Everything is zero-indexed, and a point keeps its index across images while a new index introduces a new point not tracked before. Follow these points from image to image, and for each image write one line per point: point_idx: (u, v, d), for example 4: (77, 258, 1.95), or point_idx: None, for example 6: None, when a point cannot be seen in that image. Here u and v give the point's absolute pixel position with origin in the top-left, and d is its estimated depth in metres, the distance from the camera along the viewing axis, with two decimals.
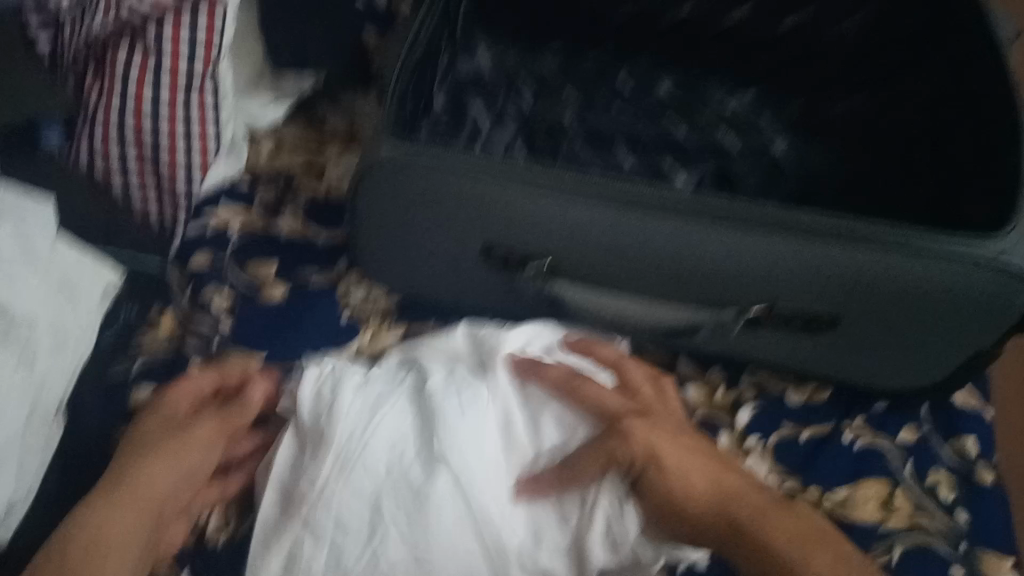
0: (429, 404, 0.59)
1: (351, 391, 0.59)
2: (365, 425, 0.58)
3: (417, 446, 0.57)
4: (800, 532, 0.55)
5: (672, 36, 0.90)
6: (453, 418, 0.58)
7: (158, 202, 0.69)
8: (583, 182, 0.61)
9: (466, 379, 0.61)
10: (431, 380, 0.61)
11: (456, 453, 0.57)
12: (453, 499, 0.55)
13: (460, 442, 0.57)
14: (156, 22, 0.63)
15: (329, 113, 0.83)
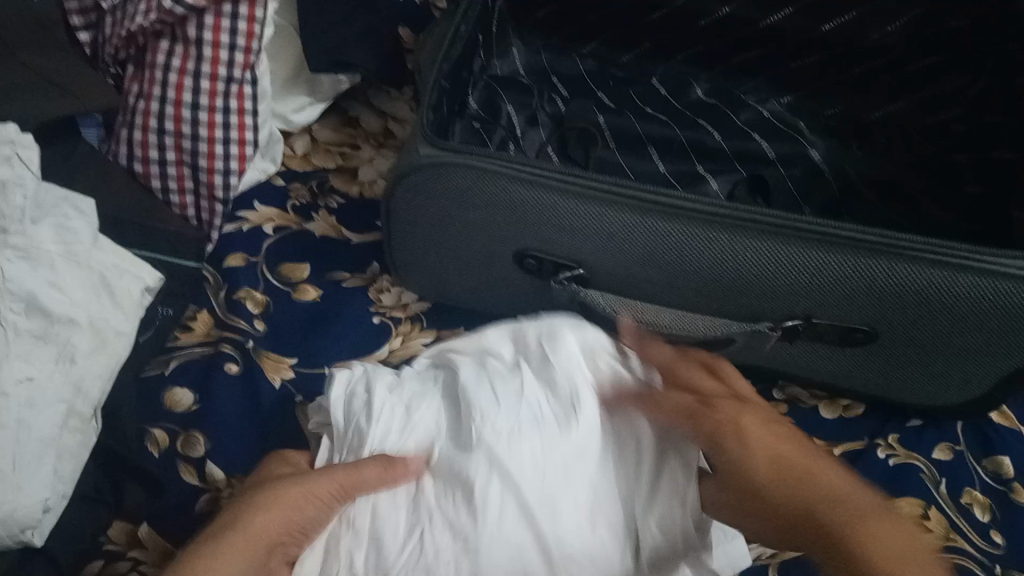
0: (476, 390, 0.57)
1: (385, 388, 0.58)
2: (402, 425, 0.57)
3: (451, 433, 0.56)
4: (888, 533, 0.41)
5: (710, 38, 0.89)
6: (488, 407, 0.56)
7: (195, 206, 0.71)
8: (616, 189, 0.60)
9: (504, 373, 0.59)
10: (482, 368, 0.60)
11: (511, 430, 0.54)
12: (496, 485, 0.51)
13: (517, 421, 0.55)
14: (196, 27, 0.67)
15: (366, 113, 0.85)
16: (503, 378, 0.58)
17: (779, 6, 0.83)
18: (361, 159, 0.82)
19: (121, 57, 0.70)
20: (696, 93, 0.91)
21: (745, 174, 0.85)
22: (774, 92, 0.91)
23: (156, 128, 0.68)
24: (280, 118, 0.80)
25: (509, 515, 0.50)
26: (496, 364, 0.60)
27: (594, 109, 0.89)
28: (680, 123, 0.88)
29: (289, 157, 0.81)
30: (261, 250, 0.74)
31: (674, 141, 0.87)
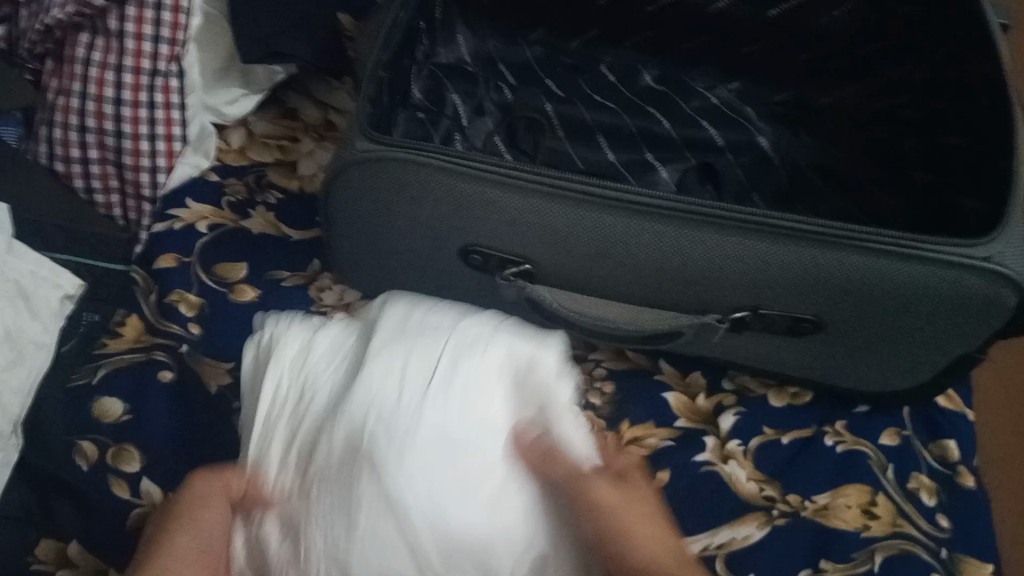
0: (375, 386, 0.52)
1: (291, 353, 0.58)
2: (298, 395, 0.55)
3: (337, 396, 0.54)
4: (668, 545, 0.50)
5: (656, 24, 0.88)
6: (373, 381, 0.53)
7: (122, 204, 0.67)
8: (561, 181, 0.58)
9: (422, 333, 0.56)
10: (389, 359, 0.54)
11: (408, 420, 0.51)
12: (380, 490, 0.49)
13: (418, 411, 0.51)
14: (116, 15, 0.63)
15: (306, 104, 0.82)
16: (423, 352, 0.54)
17: None
18: (302, 152, 0.79)
19: (39, 52, 0.65)
20: (645, 80, 0.90)
21: (693, 161, 0.84)
22: (724, 78, 0.90)
23: (77, 125, 0.65)
24: (211, 110, 0.76)
25: (376, 522, 0.48)
26: (419, 336, 0.56)
27: (542, 97, 0.88)
28: (629, 111, 0.87)
29: (223, 150, 0.77)
30: (195, 249, 0.71)
31: (622, 129, 0.86)
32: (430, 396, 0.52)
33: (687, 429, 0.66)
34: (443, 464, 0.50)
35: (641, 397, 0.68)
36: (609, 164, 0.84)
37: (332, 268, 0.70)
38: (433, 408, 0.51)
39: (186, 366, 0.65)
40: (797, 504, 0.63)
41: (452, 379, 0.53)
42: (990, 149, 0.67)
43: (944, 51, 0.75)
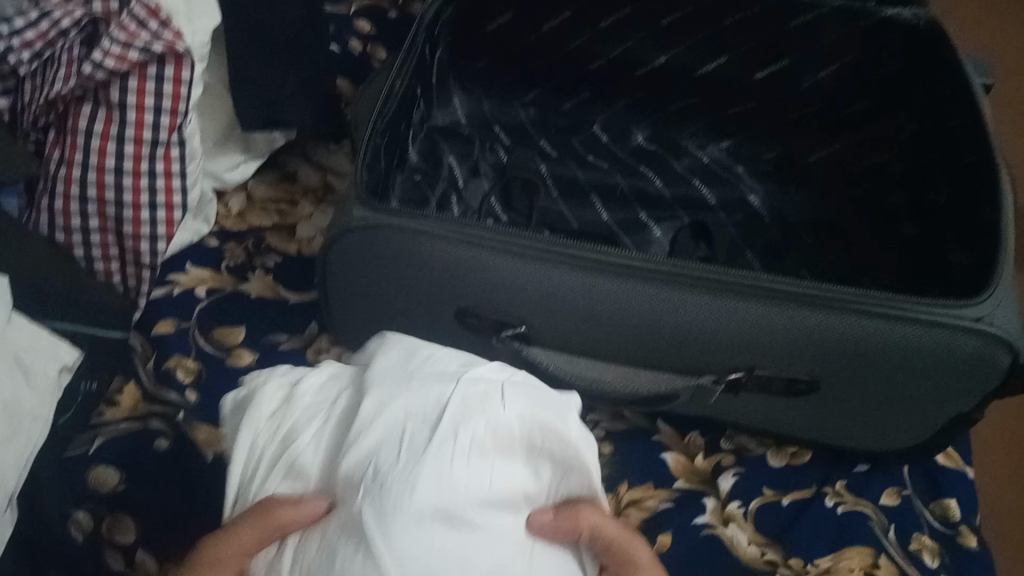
0: (372, 439, 0.49)
1: (277, 398, 0.54)
2: (281, 442, 0.52)
3: (332, 449, 0.51)
4: None
5: (647, 85, 0.90)
6: (367, 436, 0.50)
7: (121, 270, 0.69)
8: (555, 247, 0.59)
9: (427, 378, 0.53)
10: (392, 410, 0.51)
11: (403, 492, 0.47)
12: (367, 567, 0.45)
13: (418, 481, 0.47)
14: (119, 86, 0.64)
15: (304, 167, 0.84)
16: (409, 405, 0.51)
17: (714, 56, 0.85)
18: (300, 216, 0.80)
19: (42, 123, 0.66)
20: (636, 139, 0.91)
21: (687, 220, 0.85)
22: (714, 137, 0.91)
23: (78, 194, 0.65)
24: (213, 176, 0.78)
25: None
26: (419, 378, 0.53)
27: (536, 157, 0.89)
28: (622, 170, 0.88)
29: (223, 215, 0.79)
30: (193, 315, 0.71)
31: (616, 188, 0.87)
32: (433, 450, 0.49)
33: (686, 491, 0.66)
34: (439, 535, 0.46)
35: (639, 458, 0.68)
36: (604, 223, 0.85)
37: (329, 331, 0.70)
38: (442, 474, 0.48)
39: (183, 434, 0.65)
40: (798, 567, 0.62)
41: (460, 432, 0.50)
42: (977, 206, 0.68)
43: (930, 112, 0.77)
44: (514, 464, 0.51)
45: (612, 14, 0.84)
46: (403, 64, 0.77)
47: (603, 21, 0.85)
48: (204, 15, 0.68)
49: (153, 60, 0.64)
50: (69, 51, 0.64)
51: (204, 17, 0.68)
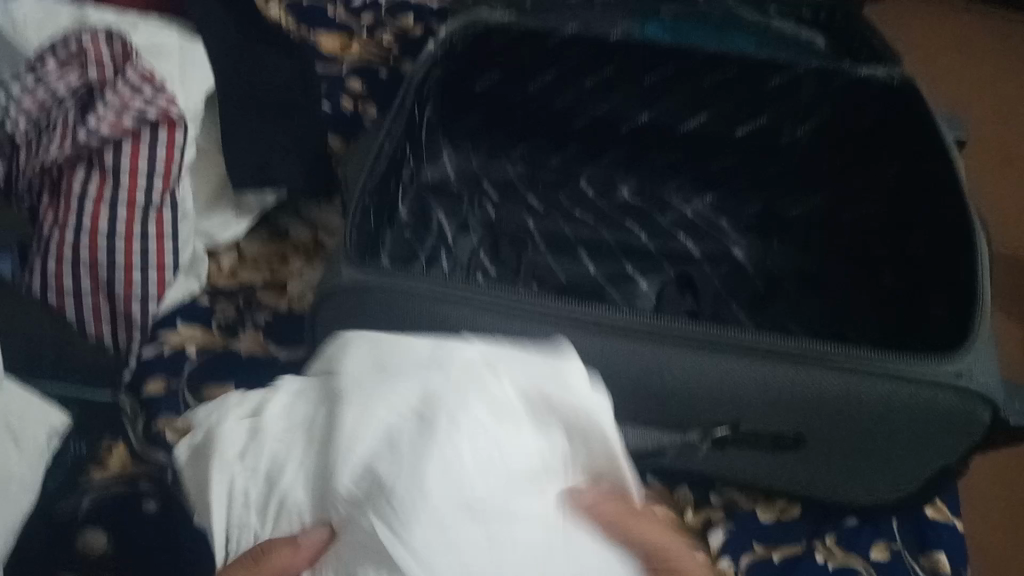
0: (365, 437, 0.42)
1: (238, 426, 0.45)
2: (254, 479, 0.44)
3: (318, 453, 0.43)
4: None
5: (631, 141, 0.92)
6: (362, 431, 0.43)
7: (112, 331, 0.67)
8: (542, 306, 0.60)
9: (404, 369, 0.45)
10: (373, 413, 0.43)
11: (426, 499, 0.40)
12: None
13: (433, 480, 0.40)
14: (114, 149, 0.66)
15: (296, 225, 0.84)
16: (405, 388, 0.44)
17: (695, 113, 0.87)
18: (291, 273, 0.80)
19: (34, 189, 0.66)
20: (622, 193, 0.93)
21: (674, 273, 0.86)
22: (698, 190, 0.92)
23: (69, 257, 0.65)
24: (205, 234, 0.78)
25: None
26: (396, 372, 0.45)
27: (524, 212, 0.91)
28: (608, 224, 0.90)
29: (215, 273, 0.79)
30: (183, 372, 0.72)
31: (603, 242, 0.88)
32: (434, 439, 0.41)
33: None
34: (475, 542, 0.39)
35: None
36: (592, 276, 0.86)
37: None
38: (459, 470, 0.41)
39: (171, 496, 0.64)
40: None
41: (459, 419, 0.42)
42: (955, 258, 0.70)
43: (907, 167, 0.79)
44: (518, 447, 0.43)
45: (596, 74, 0.87)
46: (393, 124, 0.79)
47: (588, 80, 0.87)
48: (198, 78, 0.73)
49: (147, 126, 0.66)
50: (64, 119, 0.66)
51: (197, 82, 0.73)
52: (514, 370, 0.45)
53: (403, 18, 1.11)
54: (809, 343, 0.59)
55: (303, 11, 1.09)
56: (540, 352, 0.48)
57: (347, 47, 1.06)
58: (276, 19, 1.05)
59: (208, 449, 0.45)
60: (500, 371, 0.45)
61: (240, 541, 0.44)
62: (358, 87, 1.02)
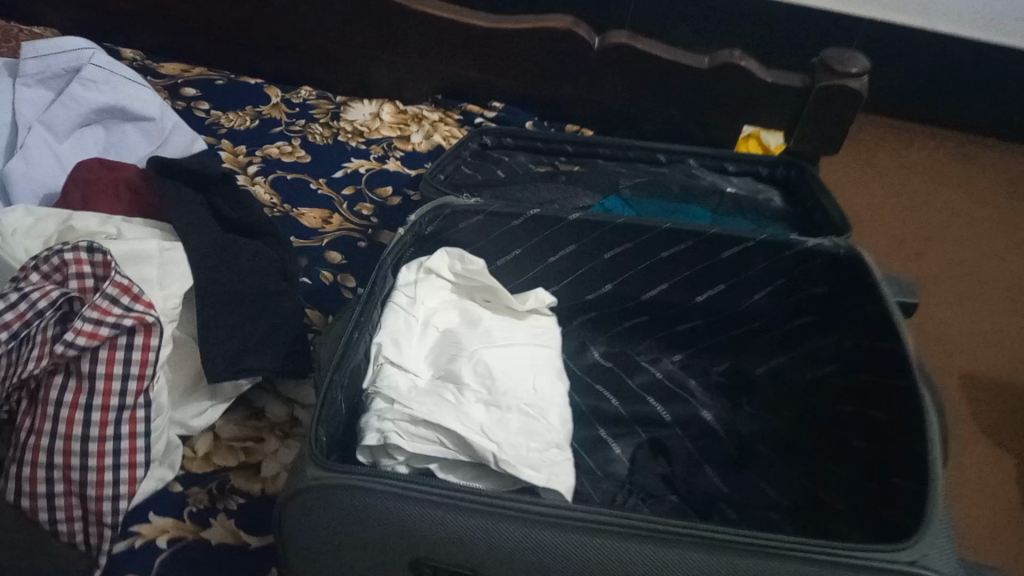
0: (442, 369, 0.83)
1: (387, 382, 0.79)
2: (403, 387, 0.79)
3: (401, 346, 0.82)
4: None
5: (601, 307, 0.96)
6: (408, 341, 0.83)
7: (84, 531, 0.69)
8: (547, 511, 0.62)
9: (408, 305, 0.86)
10: (411, 319, 0.85)
11: (465, 345, 0.85)
12: (480, 375, 0.82)
13: (434, 312, 0.88)
14: (89, 356, 0.69)
15: (272, 402, 0.87)
16: (416, 304, 0.87)
17: (655, 282, 0.93)
18: (266, 453, 0.82)
19: (14, 397, 0.70)
20: (594, 355, 0.96)
21: (645, 437, 0.87)
22: (666, 351, 0.97)
23: (44, 462, 0.68)
24: (179, 422, 0.79)
25: (501, 380, 0.82)
26: (404, 305, 0.86)
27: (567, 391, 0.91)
28: (578, 389, 0.92)
29: (189, 457, 0.81)
30: (151, 569, 0.71)
31: (576, 408, 0.90)
32: (422, 308, 0.87)
33: None
34: (475, 333, 0.87)
35: None
36: (576, 445, 0.86)
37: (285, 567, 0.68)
38: (452, 326, 0.88)
39: None
40: None
41: (433, 296, 0.90)
42: (897, 379, 0.76)
43: (831, 317, 0.88)
44: (456, 275, 0.92)
45: (559, 251, 0.92)
46: (373, 283, 0.85)
47: (552, 256, 0.93)
48: (178, 281, 0.78)
49: (124, 331, 0.70)
50: (42, 330, 0.69)
51: (176, 283, 0.78)
52: (441, 259, 0.92)
53: (381, 189, 1.18)
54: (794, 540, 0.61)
55: (285, 186, 1.15)
56: (439, 259, 0.92)
57: (329, 220, 1.11)
58: (261, 197, 1.12)
59: (372, 423, 0.75)
60: (439, 262, 0.91)
61: (422, 429, 0.74)
62: (337, 259, 1.05)
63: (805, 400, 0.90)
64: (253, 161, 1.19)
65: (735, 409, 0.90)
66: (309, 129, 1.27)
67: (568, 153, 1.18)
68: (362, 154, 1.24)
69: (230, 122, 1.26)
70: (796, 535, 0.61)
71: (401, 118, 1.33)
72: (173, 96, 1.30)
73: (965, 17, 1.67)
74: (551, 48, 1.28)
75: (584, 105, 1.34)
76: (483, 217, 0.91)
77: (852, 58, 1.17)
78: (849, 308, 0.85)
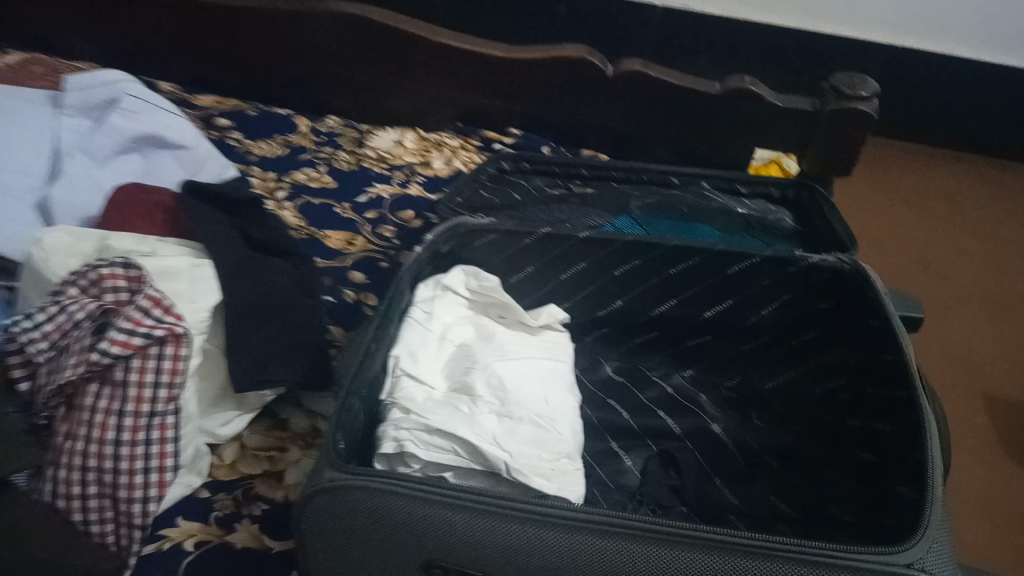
0: (456, 381, 0.86)
1: (403, 393, 0.82)
2: (419, 398, 0.81)
3: (417, 358, 0.86)
4: None
5: (612, 323, 0.99)
6: (424, 354, 0.87)
7: (115, 531, 0.73)
8: (548, 512, 0.65)
9: (424, 320, 0.90)
10: (427, 334, 0.89)
11: (478, 359, 0.88)
12: (493, 387, 0.85)
13: (450, 327, 0.92)
14: (123, 365, 0.74)
15: (295, 415, 0.91)
16: (432, 320, 0.91)
17: (663, 298, 0.95)
18: (289, 461, 0.86)
19: (53, 403, 0.75)
20: (606, 370, 0.98)
21: (654, 449, 0.89)
22: (677, 366, 0.99)
23: (80, 465, 0.72)
24: (206, 432, 0.83)
25: (514, 392, 0.85)
26: (421, 320, 0.90)
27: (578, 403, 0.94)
28: (590, 402, 0.94)
29: (217, 464, 0.84)
30: (179, 570, 0.74)
31: (588, 421, 0.92)
32: (439, 323, 0.91)
33: None
34: (489, 347, 0.90)
35: None
36: (587, 455, 0.88)
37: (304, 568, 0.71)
38: (467, 340, 0.91)
39: None
40: None
41: (450, 312, 0.93)
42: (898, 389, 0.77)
43: (837, 331, 0.90)
44: (472, 292, 0.96)
45: (570, 268, 0.96)
46: (390, 298, 0.89)
47: (564, 274, 0.96)
48: (205, 296, 0.83)
49: (156, 341, 0.74)
50: (79, 340, 0.74)
51: (203, 297, 0.83)
52: (457, 278, 0.96)
53: (403, 212, 1.22)
54: (792, 543, 0.62)
55: (312, 209, 1.21)
56: (454, 277, 0.96)
57: (352, 242, 1.15)
58: (288, 221, 1.17)
59: (389, 432, 0.78)
60: (455, 280, 0.95)
61: (436, 437, 0.77)
62: (360, 278, 1.09)
63: (814, 413, 0.91)
64: (281, 186, 1.25)
65: (745, 423, 0.92)
66: (335, 156, 1.33)
67: (584, 176, 1.21)
68: (385, 179, 1.29)
69: (260, 150, 1.32)
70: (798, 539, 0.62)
71: (423, 145, 1.38)
72: (207, 126, 1.37)
73: (980, 41, 1.69)
74: (567, 76, 1.32)
75: (599, 131, 1.38)
76: (497, 236, 0.95)
77: (861, 83, 1.20)
78: (853, 323, 0.87)
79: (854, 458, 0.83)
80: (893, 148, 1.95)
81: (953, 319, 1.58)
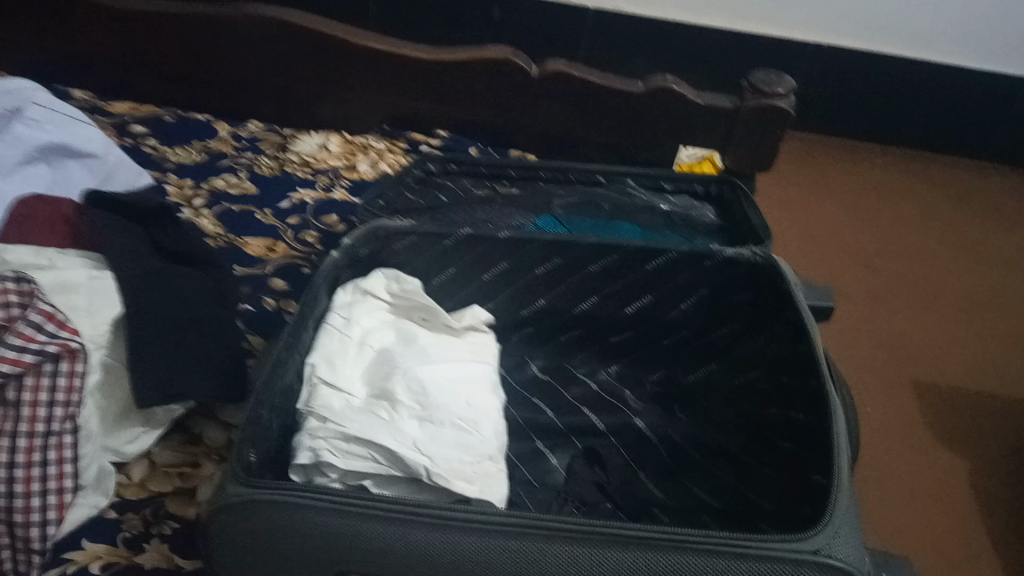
0: (376, 386, 0.83)
1: (319, 401, 0.79)
2: (335, 405, 0.79)
3: (334, 365, 0.83)
4: None
5: (537, 323, 0.99)
6: (342, 360, 0.84)
7: (11, 558, 0.69)
8: (461, 520, 0.64)
9: (343, 325, 0.88)
10: (346, 339, 0.87)
11: (400, 362, 0.86)
12: (414, 389, 0.83)
13: (370, 331, 0.89)
14: (15, 383, 0.71)
15: (209, 428, 0.88)
16: (351, 325, 0.88)
17: (586, 296, 0.96)
18: (202, 476, 0.82)
19: None
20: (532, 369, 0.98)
21: (580, 447, 0.89)
22: (603, 363, 0.99)
23: None
24: (111, 450, 0.79)
25: (435, 394, 0.83)
26: (339, 325, 0.88)
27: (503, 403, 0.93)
28: (516, 402, 0.93)
29: (124, 484, 0.81)
30: None
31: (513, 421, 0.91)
32: (358, 327, 0.89)
33: None
34: (410, 350, 0.88)
35: None
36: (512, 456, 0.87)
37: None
38: (388, 344, 0.89)
39: None
40: None
41: (370, 316, 0.91)
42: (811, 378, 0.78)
43: (754, 323, 0.91)
44: (393, 294, 0.94)
45: (491, 269, 0.95)
46: (305, 304, 0.87)
47: (486, 274, 0.95)
48: (105, 308, 0.81)
49: (50, 358, 0.72)
50: None
51: (104, 311, 0.81)
52: (376, 281, 0.94)
53: (327, 217, 1.20)
54: (704, 535, 0.62)
55: (231, 216, 1.17)
56: (374, 281, 0.94)
57: (273, 248, 1.13)
58: (206, 229, 1.14)
59: (305, 442, 0.76)
60: (374, 284, 0.93)
61: (353, 444, 0.75)
62: (281, 285, 1.07)
63: (736, 405, 0.92)
64: (199, 193, 1.21)
65: (669, 417, 0.92)
66: (256, 161, 1.30)
67: (511, 176, 1.20)
68: (309, 184, 1.26)
69: (177, 156, 1.28)
70: (710, 531, 0.62)
71: (348, 149, 1.36)
72: (121, 133, 1.32)
73: (896, 39, 1.75)
74: (491, 77, 1.31)
75: (527, 131, 1.38)
76: (416, 238, 0.93)
77: (778, 79, 1.22)
78: (770, 315, 0.88)
79: (774, 447, 0.84)
80: (820, 142, 1.99)
81: (882, 310, 1.61)
